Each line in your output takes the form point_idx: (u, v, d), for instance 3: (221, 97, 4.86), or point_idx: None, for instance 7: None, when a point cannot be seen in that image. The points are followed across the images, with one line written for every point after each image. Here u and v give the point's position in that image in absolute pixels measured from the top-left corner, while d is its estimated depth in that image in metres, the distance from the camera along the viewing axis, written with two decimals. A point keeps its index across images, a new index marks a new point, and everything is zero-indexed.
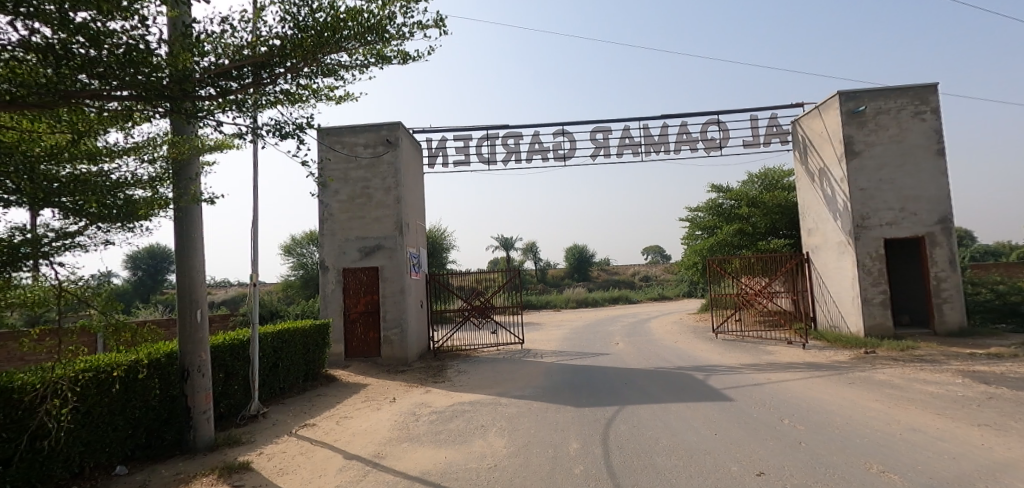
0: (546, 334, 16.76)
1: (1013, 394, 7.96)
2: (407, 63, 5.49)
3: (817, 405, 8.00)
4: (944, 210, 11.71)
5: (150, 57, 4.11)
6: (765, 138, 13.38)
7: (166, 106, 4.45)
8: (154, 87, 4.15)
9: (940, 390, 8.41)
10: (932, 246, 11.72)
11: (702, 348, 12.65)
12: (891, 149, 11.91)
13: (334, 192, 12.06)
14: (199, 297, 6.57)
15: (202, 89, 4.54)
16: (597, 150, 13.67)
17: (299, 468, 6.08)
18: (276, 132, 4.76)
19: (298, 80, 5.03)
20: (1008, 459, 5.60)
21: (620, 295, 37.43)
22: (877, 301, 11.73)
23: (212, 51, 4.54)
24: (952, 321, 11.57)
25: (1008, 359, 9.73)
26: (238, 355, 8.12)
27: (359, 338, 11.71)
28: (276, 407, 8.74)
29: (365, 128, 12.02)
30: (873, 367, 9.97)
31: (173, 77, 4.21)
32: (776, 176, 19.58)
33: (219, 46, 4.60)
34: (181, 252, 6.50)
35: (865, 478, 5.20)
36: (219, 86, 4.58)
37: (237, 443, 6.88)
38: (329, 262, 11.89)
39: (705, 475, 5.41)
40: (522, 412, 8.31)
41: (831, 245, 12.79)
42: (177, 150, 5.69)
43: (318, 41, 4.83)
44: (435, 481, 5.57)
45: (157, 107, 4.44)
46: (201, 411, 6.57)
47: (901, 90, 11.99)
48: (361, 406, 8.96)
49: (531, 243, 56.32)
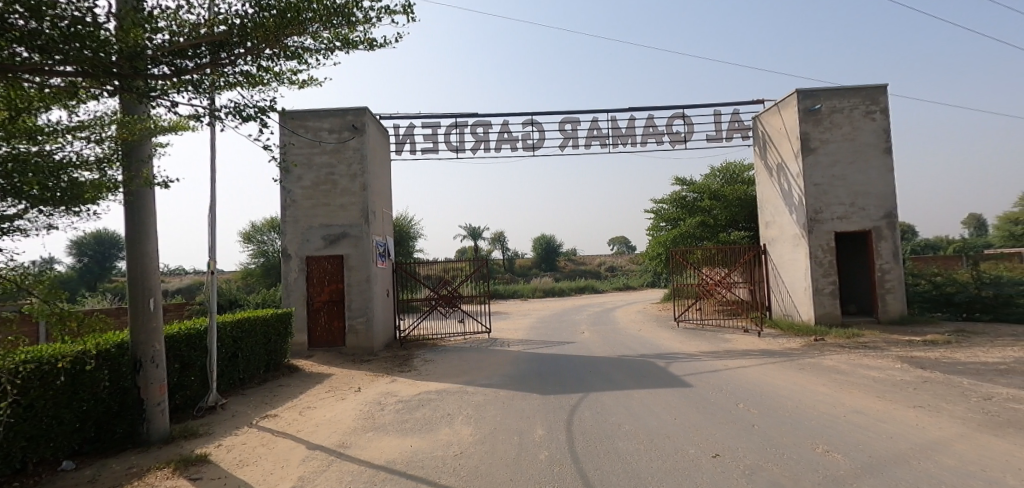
0: (513, 323, 16.89)
1: (945, 378, 8.56)
2: (373, 49, 5.39)
3: (770, 390, 8.40)
4: (889, 205, 12.36)
5: (97, 32, 3.88)
6: (728, 133, 13.74)
7: (115, 84, 4.25)
8: (102, 63, 3.95)
9: (881, 374, 8.97)
10: (879, 240, 12.35)
11: (664, 336, 13.02)
12: (844, 146, 12.47)
13: (297, 178, 11.72)
14: (153, 284, 6.35)
15: (156, 67, 4.40)
16: (566, 141, 13.73)
17: (261, 459, 5.97)
18: (236, 114, 4.64)
19: (259, 62, 4.89)
20: (939, 438, 6.06)
21: (587, 284, 37.93)
22: (827, 291, 12.33)
23: (166, 27, 4.34)
24: (894, 310, 12.29)
25: (942, 346, 10.44)
26: (196, 346, 7.88)
27: (323, 327, 11.48)
28: (235, 398, 8.52)
29: (330, 113, 11.72)
30: (822, 354, 10.52)
31: (122, 54, 4.00)
32: (738, 170, 20.13)
33: (173, 23, 4.41)
34: (132, 239, 6.24)
35: (811, 457, 5.53)
36: (175, 65, 4.45)
37: (194, 435, 6.71)
38: (292, 250, 11.58)
39: (666, 459, 5.61)
40: (489, 400, 8.40)
41: (786, 238, 13.32)
42: (127, 130, 5.41)
43: (281, 23, 4.65)
44: (400, 470, 5.58)
45: (105, 84, 4.23)
46: (155, 403, 6.34)
47: (854, 90, 12.52)
48: (326, 396, 8.85)
49: (498, 234, 56.45)
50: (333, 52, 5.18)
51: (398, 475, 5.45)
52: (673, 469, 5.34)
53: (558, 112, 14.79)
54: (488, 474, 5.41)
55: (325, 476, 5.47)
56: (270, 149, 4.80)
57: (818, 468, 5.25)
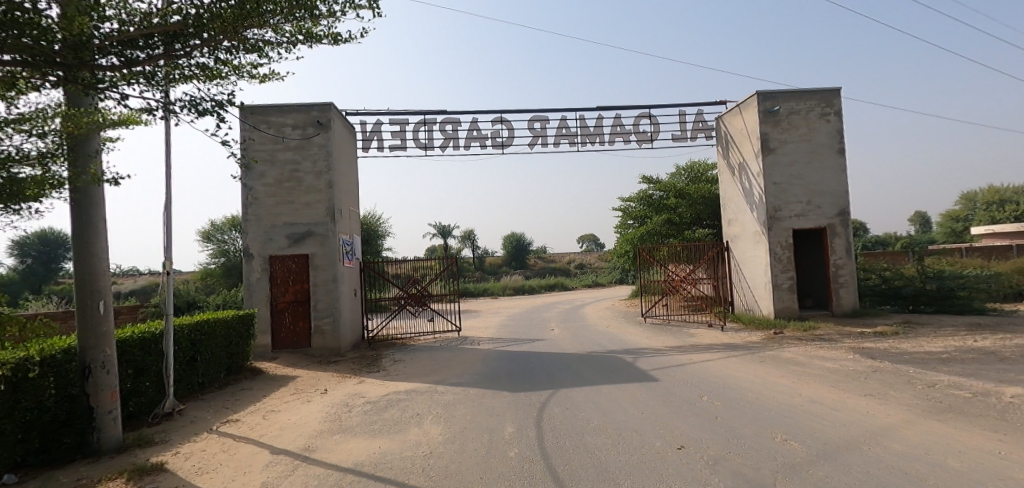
0: (483, 321, 16.87)
1: (893, 367, 9.02)
2: (338, 44, 5.30)
3: (732, 382, 8.67)
4: (842, 203, 12.94)
5: (39, 19, 3.67)
6: (693, 132, 14.05)
7: (59, 74, 4.06)
8: (44, 53, 3.75)
9: (835, 365, 9.38)
10: (833, 237, 12.90)
11: (631, 332, 13.24)
12: (801, 147, 12.96)
13: (260, 175, 11.35)
14: (102, 286, 6.01)
15: (104, 57, 4.23)
16: (535, 140, 13.76)
17: (222, 466, 5.77)
18: (192, 108, 4.63)
19: (217, 54, 4.74)
20: (888, 424, 6.38)
21: (556, 281, 38.19)
22: (786, 286, 12.80)
23: (114, 16, 4.17)
24: (847, 303, 12.87)
25: (890, 337, 11.00)
26: (151, 350, 7.54)
27: (288, 328, 11.18)
28: (194, 404, 8.20)
29: (294, 108, 11.39)
30: (780, 346, 10.92)
31: (67, 43, 3.81)
32: (701, 169, 20.67)
33: (122, 11, 4.21)
34: (81, 238, 5.90)
35: (771, 446, 5.74)
36: (125, 56, 4.30)
37: (150, 443, 6.41)
38: (254, 249, 11.21)
39: (633, 452, 5.72)
40: (459, 399, 8.36)
41: (748, 235, 13.75)
42: (73, 124, 5.19)
43: (239, 14, 4.47)
44: (368, 472, 5.50)
45: (48, 75, 4.02)
46: (106, 411, 6.02)
47: (811, 92, 13.03)
48: (291, 399, 8.62)
49: (468, 231, 56.13)
50: (295, 46, 5.06)
51: (366, 478, 5.36)
52: (640, 462, 5.45)
53: (527, 111, 14.81)
54: (459, 473, 5.39)
55: (289, 481, 5.33)
56: (228, 144, 4.86)
57: (777, 457, 5.45)
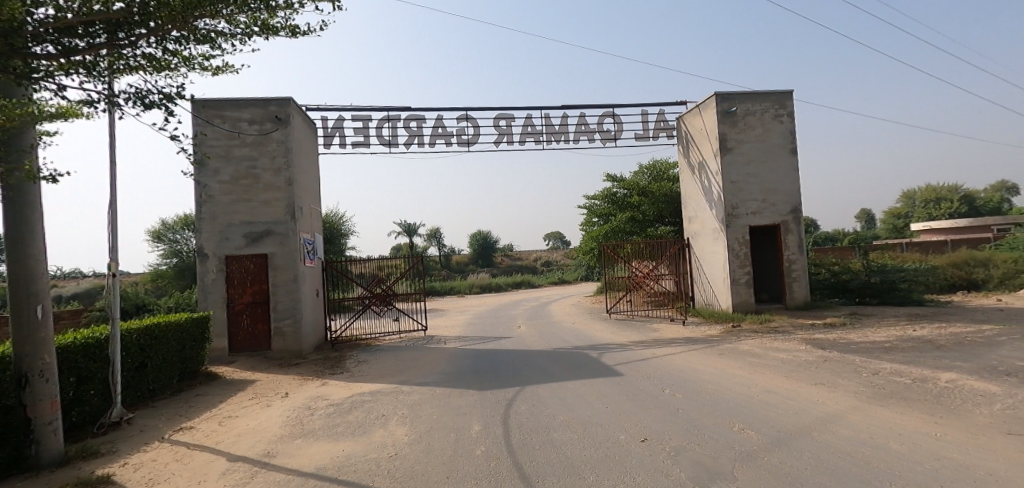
0: (450, 320, 16.75)
1: (842, 357, 9.48)
2: (297, 37, 5.15)
3: (693, 375, 8.92)
4: (795, 201, 13.49)
5: None
6: (654, 132, 14.33)
7: None
8: None
9: (789, 356, 9.78)
10: (786, 233, 13.43)
11: (596, 328, 13.44)
12: (757, 147, 13.43)
13: (214, 172, 10.88)
14: (39, 290, 5.59)
15: (38, 45, 4.01)
16: (501, 137, 13.72)
17: (175, 475, 5.51)
18: (136, 100, 4.55)
19: (165, 44, 4.54)
20: (837, 411, 6.71)
21: (523, 279, 38.32)
22: (743, 281, 13.26)
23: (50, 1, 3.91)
24: (799, 296, 13.44)
25: (839, 328, 11.55)
26: (95, 356, 7.11)
27: (246, 331, 10.78)
28: (144, 412, 7.80)
29: (251, 102, 10.98)
30: (738, 339, 11.31)
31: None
32: (663, 168, 21.11)
33: None
34: (16, 236, 5.52)
35: (729, 436, 5.93)
36: (61, 44, 4.08)
37: (95, 455, 6.05)
38: (208, 249, 10.75)
39: (598, 446, 5.81)
40: (426, 399, 8.27)
41: (707, 231, 14.15)
42: (4, 114, 4.73)
43: (189, 3, 4.25)
44: (331, 476, 5.36)
45: None
46: (46, 422, 5.62)
47: (766, 94, 13.52)
48: (250, 403, 8.32)
49: (434, 229, 55.44)
50: (251, 37, 4.88)
51: (329, 482, 5.23)
52: (605, 455, 5.53)
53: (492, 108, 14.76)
54: (425, 473, 5.33)
55: None
56: (177, 136, 4.80)
57: (735, 445, 5.64)
